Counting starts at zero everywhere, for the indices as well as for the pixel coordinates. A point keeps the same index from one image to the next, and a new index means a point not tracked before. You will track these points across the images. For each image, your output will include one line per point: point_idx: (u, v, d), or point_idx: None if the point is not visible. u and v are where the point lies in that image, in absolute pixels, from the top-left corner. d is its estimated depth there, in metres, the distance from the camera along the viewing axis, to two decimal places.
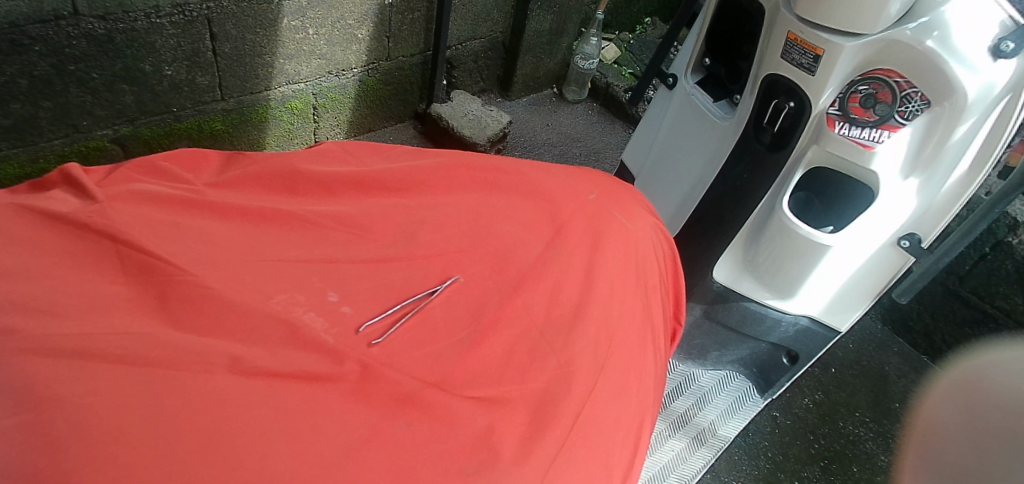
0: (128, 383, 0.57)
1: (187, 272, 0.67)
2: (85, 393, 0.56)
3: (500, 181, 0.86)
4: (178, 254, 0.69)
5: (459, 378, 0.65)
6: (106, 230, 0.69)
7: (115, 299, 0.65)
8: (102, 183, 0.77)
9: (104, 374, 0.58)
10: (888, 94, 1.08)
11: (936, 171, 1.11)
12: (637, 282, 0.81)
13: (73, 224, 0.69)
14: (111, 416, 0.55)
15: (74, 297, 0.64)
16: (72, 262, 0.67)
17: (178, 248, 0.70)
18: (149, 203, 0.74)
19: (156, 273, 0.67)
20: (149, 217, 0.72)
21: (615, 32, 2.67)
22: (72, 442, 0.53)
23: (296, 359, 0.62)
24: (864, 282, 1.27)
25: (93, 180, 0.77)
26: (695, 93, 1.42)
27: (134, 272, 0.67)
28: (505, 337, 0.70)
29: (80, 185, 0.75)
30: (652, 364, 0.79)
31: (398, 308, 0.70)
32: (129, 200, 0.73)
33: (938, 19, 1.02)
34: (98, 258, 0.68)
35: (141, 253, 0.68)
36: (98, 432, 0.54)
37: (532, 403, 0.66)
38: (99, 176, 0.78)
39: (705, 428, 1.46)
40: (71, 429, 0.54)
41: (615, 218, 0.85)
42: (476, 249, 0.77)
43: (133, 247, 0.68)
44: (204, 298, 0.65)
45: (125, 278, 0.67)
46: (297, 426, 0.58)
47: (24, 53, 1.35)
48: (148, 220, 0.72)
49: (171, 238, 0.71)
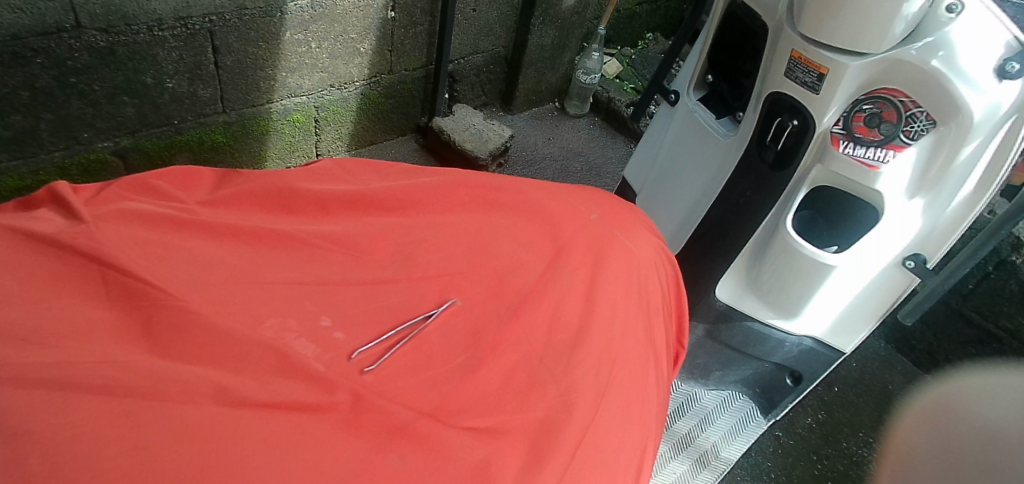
0: (110, 413, 0.56)
1: (175, 297, 0.65)
2: (64, 426, 0.54)
3: (499, 201, 0.85)
4: (167, 279, 0.67)
5: (456, 407, 0.64)
6: (93, 253, 0.67)
7: (100, 325, 0.63)
8: (91, 202, 0.76)
9: (85, 405, 0.56)
10: (893, 113, 1.07)
11: (941, 191, 1.10)
12: (639, 305, 0.80)
13: (60, 246, 0.68)
14: (88, 450, 0.53)
15: (57, 323, 0.62)
16: (57, 285, 0.66)
17: (167, 271, 0.68)
18: (140, 224, 0.72)
19: (143, 298, 0.65)
20: (138, 238, 0.71)
21: (617, 47, 2.68)
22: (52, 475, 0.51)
23: (286, 388, 0.61)
24: (869, 302, 1.25)
25: (82, 199, 0.76)
26: (697, 110, 1.41)
27: (120, 297, 0.66)
28: (504, 362, 0.68)
29: (69, 204, 0.73)
30: (655, 389, 0.77)
31: (392, 334, 0.68)
32: (118, 221, 0.72)
33: (943, 39, 1.01)
34: (84, 282, 0.66)
35: (129, 276, 0.66)
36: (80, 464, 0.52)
37: (532, 432, 0.64)
38: (89, 195, 0.77)
39: (708, 451, 1.43)
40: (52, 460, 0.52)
41: (618, 239, 0.83)
42: (475, 271, 0.76)
43: (121, 271, 0.66)
44: (191, 324, 0.64)
45: (112, 303, 0.65)
46: (284, 460, 0.56)
47: (26, 66, 1.34)
48: (137, 242, 0.70)
49: (160, 261, 0.69)
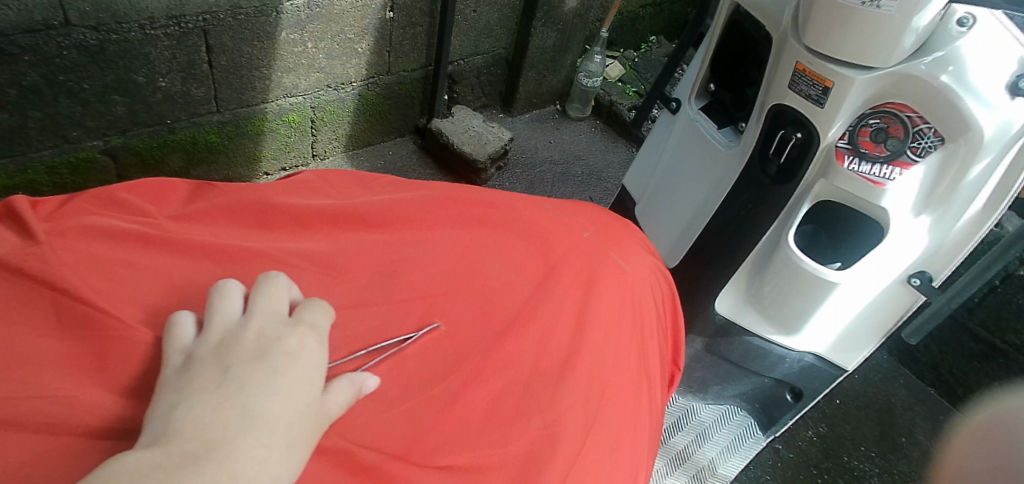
0: (53, 457, 0.51)
1: (133, 327, 0.60)
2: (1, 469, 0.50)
3: (489, 218, 0.82)
4: (125, 302, 0.63)
5: (433, 439, 0.60)
6: (42, 277, 0.61)
7: (45, 355, 0.57)
8: (50, 215, 0.70)
9: (28, 446, 0.51)
10: (901, 128, 1.03)
11: (948, 209, 1.06)
12: (632, 328, 0.76)
13: (7, 268, 0.62)
14: None
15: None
16: (9, 313, 0.59)
17: (126, 294, 0.63)
18: (101, 241, 0.67)
19: (95, 327, 0.59)
20: (98, 257, 0.66)
21: (620, 49, 2.64)
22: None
23: None
24: (873, 320, 1.22)
25: (41, 211, 0.70)
26: (698, 119, 1.38)
27: (71, 324, 0.59)
28: (489, 391, 0.65)
29: (20, 217, 0.67)
30: (647, 417, 0.74)
31: (363, 353, 0.65)
32: (81, 238, 0.67)
33: (954, 54, 0.98)
34: (28, 307, 0.60)
35: (81, 301, 0.60)
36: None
37: (515, 466, 0.60)
38: (51, 208, 0.72)
39: (705, 467, 1.40)
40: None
41: (612, 258, 0.80)
42: (460, 292, 0.72)
43: (71, 295, 0.61)
44: (145, 357, 0.58)
45: (61, 331, 0.59)
46: None
47: (12, 64, 1.31)
48: (97, 261, 0.65)
49: (122, 282, 0.64)
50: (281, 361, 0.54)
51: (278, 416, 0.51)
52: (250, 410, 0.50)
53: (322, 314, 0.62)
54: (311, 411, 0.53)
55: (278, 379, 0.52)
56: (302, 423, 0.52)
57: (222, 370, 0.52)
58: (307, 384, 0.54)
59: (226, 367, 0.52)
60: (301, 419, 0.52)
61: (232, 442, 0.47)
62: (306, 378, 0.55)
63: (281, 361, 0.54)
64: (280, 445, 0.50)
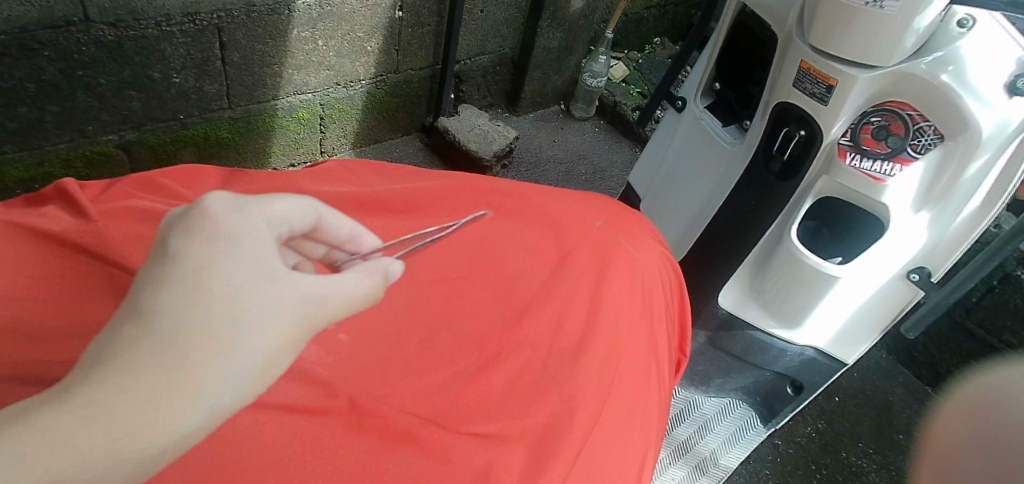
0: None
1: None
2: None
3: (505, 206, 0.85)
4: None
5: (458, 411, 0.63)
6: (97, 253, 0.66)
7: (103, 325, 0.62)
8: (97, 198, 0.74)
9: None
10: (902, 126, 1.06)
11: (947, 206, 1.10)
12: (642, 312, 0.79)
13: (62, 245, 0.66)
14: None
15: (60, 321, 0.61)
16: (66, 286, 0.64)
17: None
18: (142, 221, 0.70)
19: None
20: (145, 235, 0.69)
21: (624, 50, 2.68)
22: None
23: (288, 389, 0.62)
24: (872, 314, 1.25)
25: (88, 196, 0.74)
26: (704, 117, 1.41)
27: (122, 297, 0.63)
28: (508, 369, 0.68)
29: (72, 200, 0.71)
30: (656, 397, 0.77)
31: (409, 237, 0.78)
32: (125, 217, 0.70)
33: (953, 54, 1.01)
34: (85, 281, 0.64)
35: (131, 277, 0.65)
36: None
37: (534, 438, 0.64)
38: (95, 191, 0.75)
39: (706, 458, 1.43)
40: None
41: (623, 247, 0.83)
42: (479, 275, 0.75)
43: (123, 271, 0.65)
44: None
45: (115, 303, 0.63)
46: (289, 464, 0.56)
47: (32, 59, 1.34)
48: (140, 238, 0.68)
49: None
50: (218, 261, 0.47)
51: (229, 324, 0.47)
52: (190, 322, 0.45)
53: (304, 209, 0.56)
54: (218, 307, 0.47)
55: (175, 277, 0.46)
56: (249, 328, 0.48)
57: (159, 272, 0.47)
58: (261, 285, 0.49)
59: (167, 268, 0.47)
60: (221, 320, 0.47)
61: (173, 356, 0.44)
62: (261, 278, 0.49)
63: (180, 252, 0.47)
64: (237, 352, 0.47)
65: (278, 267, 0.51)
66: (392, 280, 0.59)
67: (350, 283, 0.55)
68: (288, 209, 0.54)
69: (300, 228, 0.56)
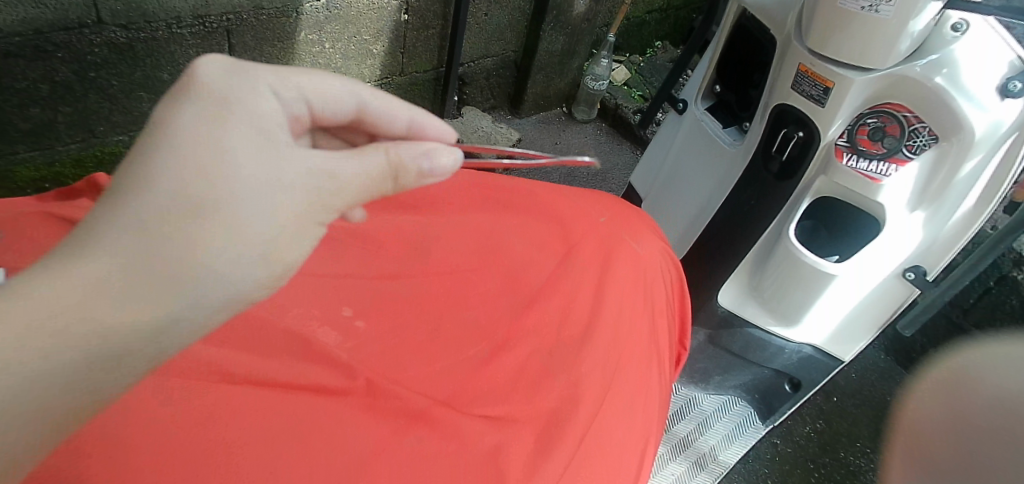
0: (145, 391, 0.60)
1: None
2: None
3: (511, 201, 0.88)
4: None
5: (468, 395, 0.66)
6: None
7: None
8: None
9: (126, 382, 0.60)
10: (897, 127, 1.09)
11: (942, 205, 1.12)
12: (644, 305, 0.82)
13: None
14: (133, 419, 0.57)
15: None
16: None
17: None
18: None
19: None
20: None
21: (626, 54, 2.71)
22: (107, 474, 0.55)
23: (307, 370, 0.64)
24: (868, 312, 1.27)
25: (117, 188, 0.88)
26: (704, 119, 1.44)
27: None
28: (515, 357, 0.71)
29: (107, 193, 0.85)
30: (656, 387, 0.80)
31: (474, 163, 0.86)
32: None
33: (948, 57, 1.04)
34: None
35: None
36: (135, 452, 0.56)
37: (541, 422, 0.66)
38: None
39: (705, 454, 1.46)
40: (105, 451, 0.56)
41: (626, 242, 0.86)
42: (487, 268, 0.79)
43: None
44: None
45: None
46: (311, 439, 0.59)
47: (46, 60, 1.37)
48: None
49: None
50: (209, 132, 0.50)
51: (223, 199, 0.49)
52: (182, 198, 0.48)
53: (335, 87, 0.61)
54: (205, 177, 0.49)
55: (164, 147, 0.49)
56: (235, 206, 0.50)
57: (147, 146, 0.49)
58: (257, 159, 0.51)
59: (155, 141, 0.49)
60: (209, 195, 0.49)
61: (165, 231, 0.48)
62: (259, 150, 0.52)
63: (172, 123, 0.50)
64: (232, 228, 0.50)
65: (280, 141, 0.53)
66: (432, 165, 0.58)
67: (362, 160, 0.56)
68: (304, 86, 0.58)
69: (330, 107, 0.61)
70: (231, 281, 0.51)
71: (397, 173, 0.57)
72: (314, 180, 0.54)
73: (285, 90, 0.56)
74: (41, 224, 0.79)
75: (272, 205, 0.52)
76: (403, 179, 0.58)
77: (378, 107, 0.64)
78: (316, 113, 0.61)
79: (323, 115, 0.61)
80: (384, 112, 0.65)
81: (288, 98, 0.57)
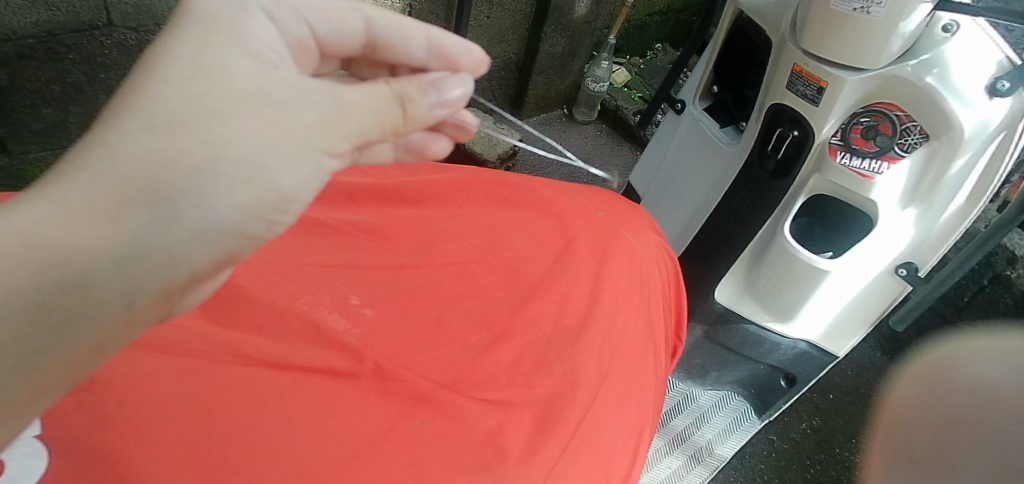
0: (165, 372, 0.63)
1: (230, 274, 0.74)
2: (132, 377, 0.62)
3: (512, 198, 0.92)
4: None
5: (470, 380, 0.69)
6: None
7: None
8: None
9: (147, 364, 0.63)
10: (889, 126, 1.12)
11: (933, 201, 1.15)
12: (640, 296, 0.85)
13: None
14: (154, 396, 0.61)
15: None
16: None
17: None
18: None
19: None
20: None
21: (626, 56, 2.74)
22: (129, 443, 0.57)
23: (318, 355, 0.68)
24: (862, 308, 1.30)
25: None
26: (702, 118, 1.47)
27: None
28: (515, 345, 0.74)
29: None
30: (651, 374, 0.83)
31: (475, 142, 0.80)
32: None
33: (938, 56, 1.06)
34: None
35: None
36: (157, 423, 0.59)
37: (540, 406, 0.69)
38: None
39: (702, 448, 1.48)
40: (126, 425, 0.58)
41: (623, 236, 0.89)
42: (489, 261, 0.82)
43: None
44: (234, 296, 0.72)
45: None
46: (322, 419, 0.62)
47: (58, 61, 1.39)
48: None
49: None
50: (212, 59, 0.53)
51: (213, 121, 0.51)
52: (180, 123, 0.50)
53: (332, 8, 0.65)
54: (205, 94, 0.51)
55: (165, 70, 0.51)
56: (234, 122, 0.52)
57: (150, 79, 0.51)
58: (256, 78, 0.54)
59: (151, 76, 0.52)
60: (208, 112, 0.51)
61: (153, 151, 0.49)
62: (259, 72, 0.54)
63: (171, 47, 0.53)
64: (220, 149, 0.51)
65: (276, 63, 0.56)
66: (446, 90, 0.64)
67: (370, 92, 0.59)
68: (299, 6, 0.62)
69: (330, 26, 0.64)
70: (214, 210, 0.51)
71: (407, 104, 0.61)
72: (306, 111, 0.55)
73: (279, 12, 0.60)
74: None
75: (263, 130, 0.53)
76: (412, 112, 0.62)
77: (388, 26, 0.67)
78: (321, 35, 0.64)
79: (328, 41, 0.65)
80: (397, 32, 0.68)
81: (283, 19, 0.60)
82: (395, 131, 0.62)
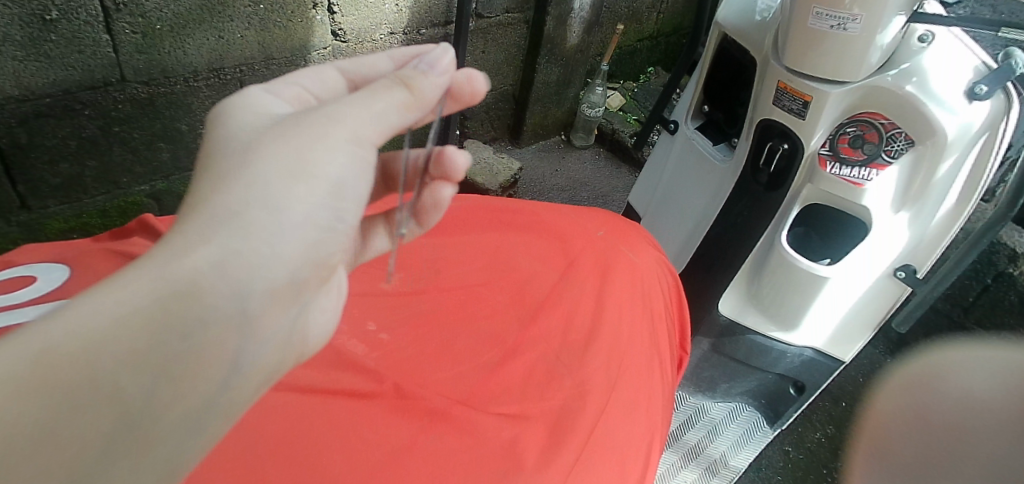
0: None
1: None
2: None
3: (517, 223, 0.97)
4: None
5: (485, 396, 0.72)
6: None
7: None
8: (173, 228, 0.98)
9: None
10: (875, 134, 1.15)
11: (924, 205, 1.17)
12: (643, 309, 0.89)
13: None
14: None
15: None
16: None
17: None
18: None
19: None
20: None
21: (620, 81, 2.81)
22: None
23: (342, 378, 0.72)
24: (864, 313, 1.32)
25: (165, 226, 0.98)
26: (695, 137, 1.52)
27: None
28: (526, 361, 0.77)
29: (156, 231, 0.95)
30: (659, 383, 0.86)
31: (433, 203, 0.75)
32: None
33: (917, 66, 1.11)
34: None
35: None
36: None
37: (552, 418, 0.72)
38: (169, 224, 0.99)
39: (717, 460, 1.48)
40: None
41: (623, 252, 0.93)
42: (497, 282, 0.86)
43: None
44: None
45: None
46: (347, 438, 0.65)
47: (73, 118, 1.44)
48: None
49: None
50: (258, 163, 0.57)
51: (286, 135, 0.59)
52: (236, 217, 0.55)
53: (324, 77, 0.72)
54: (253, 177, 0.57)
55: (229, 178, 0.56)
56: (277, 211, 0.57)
57: (211, 182, 0.56)
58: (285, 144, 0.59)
59: (218, 131, 0.63)
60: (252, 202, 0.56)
61: (229, 184, 0.56)
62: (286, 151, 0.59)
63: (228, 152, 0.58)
64: (295, 167, 0.58)
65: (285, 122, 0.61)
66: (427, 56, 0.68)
67: (377, 89, 0.63)
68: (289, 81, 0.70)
69: (325, 88, 0.71)
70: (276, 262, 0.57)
71: (409, 82, 0.64)
72: (336, 115, 0.60)
73: (275, 90, 0.68)
74: (95, 264, 0.87)
75: (318, 140, 0.59)
76: (416, 85, 0.64)
77: (356, 66, 0.73)
78: (316, 94, 0.71)
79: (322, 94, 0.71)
80: (363, 63, 0.74)
81: (277, 90, 0.68)
82: (412, 110, 0.65)
